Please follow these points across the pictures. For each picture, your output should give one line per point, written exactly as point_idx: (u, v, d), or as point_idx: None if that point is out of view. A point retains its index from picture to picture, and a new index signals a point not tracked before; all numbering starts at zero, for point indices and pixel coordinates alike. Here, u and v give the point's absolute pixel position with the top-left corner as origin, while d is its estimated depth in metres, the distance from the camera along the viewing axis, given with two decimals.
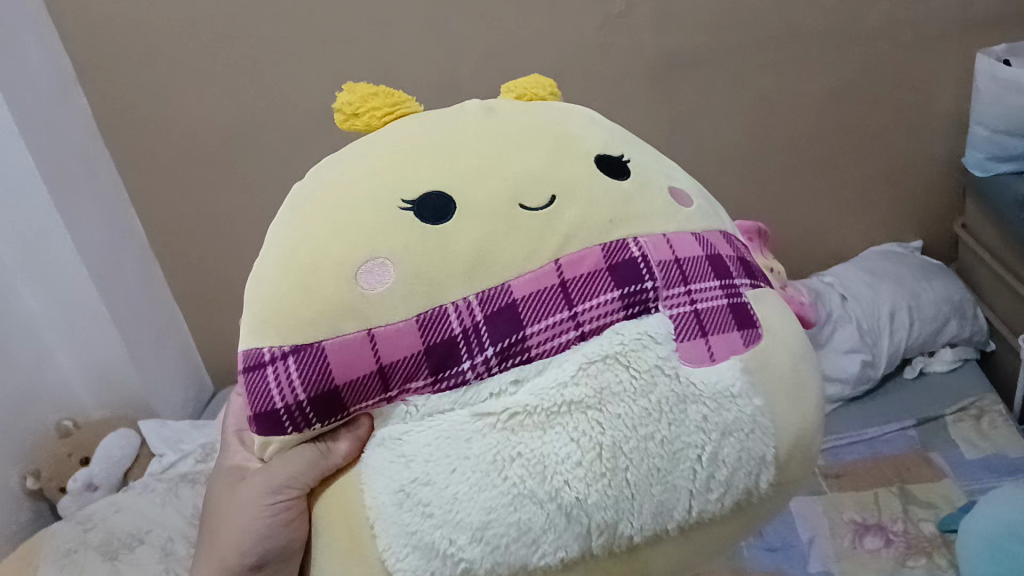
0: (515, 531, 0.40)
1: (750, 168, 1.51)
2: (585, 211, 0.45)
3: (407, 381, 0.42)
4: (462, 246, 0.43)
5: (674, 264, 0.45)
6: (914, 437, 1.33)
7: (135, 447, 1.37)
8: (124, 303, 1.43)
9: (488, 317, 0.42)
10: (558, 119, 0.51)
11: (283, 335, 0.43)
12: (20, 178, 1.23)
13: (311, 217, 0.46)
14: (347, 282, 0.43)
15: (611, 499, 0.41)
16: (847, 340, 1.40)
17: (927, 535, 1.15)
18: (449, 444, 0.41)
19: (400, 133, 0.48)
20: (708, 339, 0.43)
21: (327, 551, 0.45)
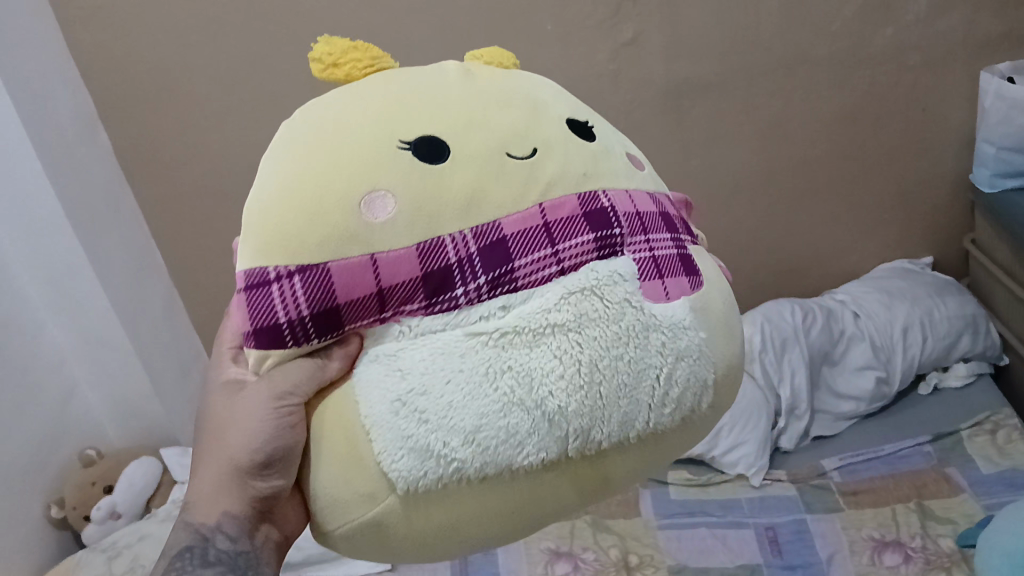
0: (503, 435, 0.46)
1: (760, 186, 1.52)
2: (562, 166, 0.52)
3: (402, 304, 0.48)
4: (458, 184, 0.49)
5: (637, 216, 0.52)
6: (930, 453, 1.33)
7: (157, 475, 1.40)
8: (148, 337, 1.46)
9: (480, 249, 0.48)
10: (529, 86, 0.57)
11: (288, 255, 0.47)
12: (51, 221, 1.27)
13: (311, 151, 0.50)
14: (352, 211, 0.48)
15: (588, 409, 0.46)
16: (861, 356, 1.42)
17: (946, 550, 1.15)
18: (444, 358, 0.46)
19: (393, 83, 0.53)
20: (665, 281, 0.50)
21: (324, 457, 0.49)
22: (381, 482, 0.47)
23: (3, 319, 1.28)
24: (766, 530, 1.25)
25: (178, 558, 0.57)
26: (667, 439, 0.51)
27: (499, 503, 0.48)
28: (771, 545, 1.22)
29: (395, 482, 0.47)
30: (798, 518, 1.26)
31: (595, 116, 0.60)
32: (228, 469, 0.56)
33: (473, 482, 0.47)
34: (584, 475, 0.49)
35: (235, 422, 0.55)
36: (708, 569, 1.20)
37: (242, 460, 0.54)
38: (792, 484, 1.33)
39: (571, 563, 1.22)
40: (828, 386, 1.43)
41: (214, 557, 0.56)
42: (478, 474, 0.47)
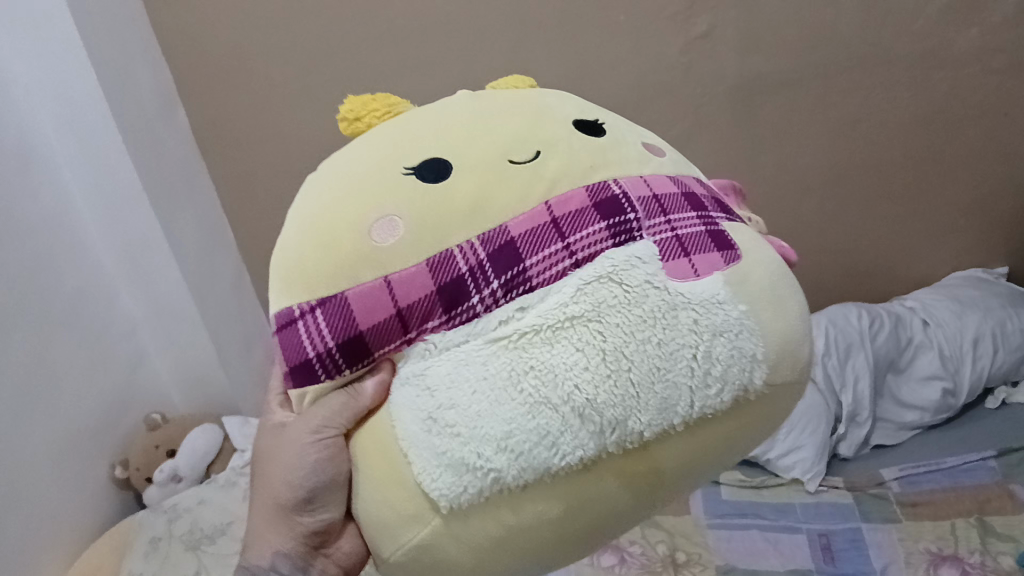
0: (535, 437, 0.43)
1: (829, 190, 1.50)
2: (566, 161, 0.51)
3: (423, 321, 0.47)
4: (462, 196, 0.48)
5: (653, 200, 0.50)
6: (994, 468, 1.28)
7: (219, 441, 1.44)
8: (216, 309, 1.50)
9: (490, 255, 0.47)
10: (535, 98, 0.57)
11: (305, 294, 0.49)
12: (125, 190, 1.30)
13: (325, 193, 0.52)
14: (363, 237, 0.48)
15: (619, 398, 0.43)
16: (928, 366, 1.39)
17: (1006, 568, 1.11)
18: (467, 369, 0.45)
19: (399, 123, 0.54)
20: (691, 258, 0.47)
21: (365, 482, 0.49)
22: (424, 503, 0.46)
23: (78, 288, 1.32)
24: (819, 536, 1.24)
25: None
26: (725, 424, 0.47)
27: (543, 510, 0.46)
28: (823, 551, 1.21)
29: (438, 501, 0.46)
30: (853, 527, 1.24)
31: (604, 112, 0.60)
32: (274, 506, 0.54)
33: (514, 491, 0.45)
34: (634, 471, 0.46)
35: (279, 456, 0.53)
36: (758, 569, 1.19)
37: (288, 496, 0.53)
38: (848, 490, 1.31)
39: (618, 556, 1.21)
40: (893, 395, 1.40)
41: None
42: (518, 482, 0.44)
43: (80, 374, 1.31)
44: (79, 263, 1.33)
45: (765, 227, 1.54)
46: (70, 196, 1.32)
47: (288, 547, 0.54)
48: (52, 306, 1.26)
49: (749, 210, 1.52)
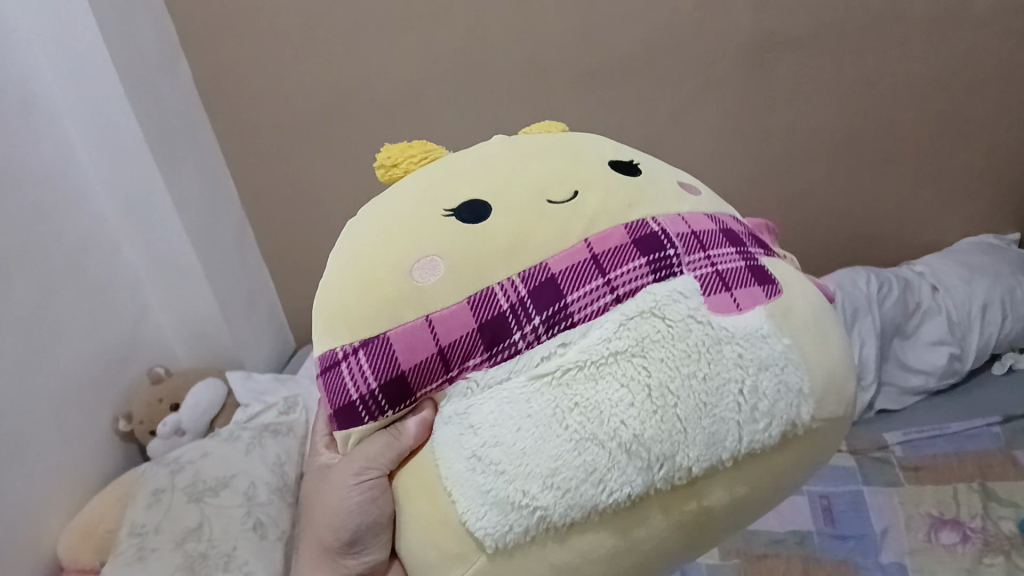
0: (582, 474, 0.45)
1: (840, 153, 1.48)
2: (602, 199, 0.53)
3: (465, 360, 0.49)
4: (500, 235, 0.51)
5: (692, 236, 0.51)
6: (999, 434, 1.28)
7: (222, 396, 1.44)
8: (219, 263, 1.49)
9: (530, 291, 0.49)
10: (571, 142, 0.60)
11: (351, 333, 0.52)
12: (127, 140, 1.28)
13: (367, 234, 0.55)
14: (405, 277, 0.51)
15: (666, 434, 0.45)
16: (935, 331, 1.38)
17: (1007, 534, 1.12)
18: (512, 407, 0.47)
19: (437, 169, 0.57)
20: (733, 292, 0.48)
21: (411, 522, 0.51)
22: (470, 543, 0.48)
23: (80, 240, 1.31)
24: (820, 498, 1.24)
25: None
26: (770, 456, 0.48)
27: (589, 547, 0.47)
28: (824, 514, 1.21)
29: (483, 540, 0.47)
30: (855, 490, 1.24)
31: (641, 156, 0.62)
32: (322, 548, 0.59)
33: (560, 528, 0.47)
34: (681, 506, 0.48)
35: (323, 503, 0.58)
36: (757, 531, 1.20)
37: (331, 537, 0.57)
38: (850, 454, 1.31)
39: None
40: (899, 359, 1.38)
41: None
42: (565, 519, 0.46)
43: (83, 326, 1.31)
44: (82, 214, 1.32)
45: (774, 189, 1.52)
46: (72, 147, 1.30)
47: None
48: (53, 257, 1.25)
49: (759, 172, 1.50)
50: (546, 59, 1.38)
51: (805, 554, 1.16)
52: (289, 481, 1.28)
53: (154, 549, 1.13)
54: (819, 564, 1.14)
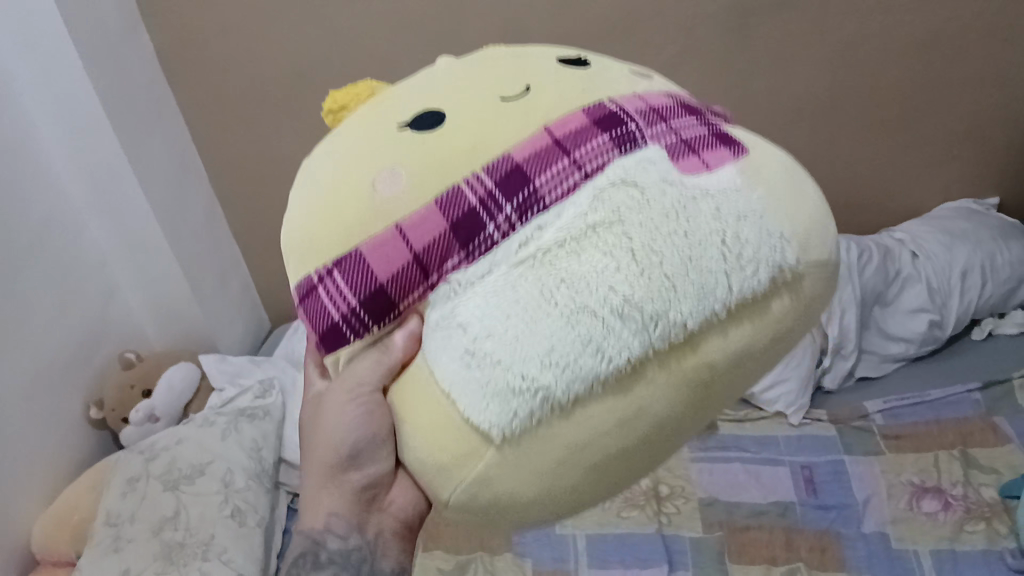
0: (580, 345, 0.43)
1: (821, 118, 1.45)
2: (557, 88, 0.51)
3: (443, 262, 0.47)
4: (461, 137, 0.48)
5: (651, 111, 0.50)
6: (979, 400, 1.28)
7: (196, 379, 1.41)
8: (189, 242, 1.46)
9: (497, 182, 0.47)
10: (514, 46, 0.58)
11: (321, 260, 0.49)
12: (90, 117, 1.24)
13: (323, 165, 0.52)
14: (368, 194, 0.49)
15: (657, 292, 0.43)
16: (915, 299, 1.36)
17: (987, 501, 1.13)
18: (497, 295, 0.44)
19: (384, 92, 0.55)
20: (701, 155, 0.48)
21: (413, 432, 0.48)
22: (475, 440, 0.45)
23: (46, 217, 1.28)
24: (802, 468, 1.24)
25: (296, 562, 0.64)
26: (762, 303, 0.47)
27: (596, 424, 0.45)
28: (805, 485, 1.21)
29: (488, 435, 0.45)
30: (836, 459, 1.24)
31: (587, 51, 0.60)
32: (326, 471, 0.62)
33: (566, 408, 0.44)
34: (681, 370, 0.46)
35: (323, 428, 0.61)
36: (739, 503, 1.19)
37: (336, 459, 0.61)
38: (832, 424, 1.31)
39: None
40: (880, 327, 1.37)
41: (327, 558, 0.63)
42: (569, 396, 0.44)
43: (52, 310, 1.27)
44: (45, 192, 1.28)
45: None
46: (33, 125, 1.26)
47: (341, 507, 0.63)
48: (19, 235, 1.21)
49: None
50: (524, 26, 1.34)
51: (787, 524, 1.16)
52: (267, 465, 1.25)
53: (131, 539, 1.11)
54: (800, 533, 1.14)
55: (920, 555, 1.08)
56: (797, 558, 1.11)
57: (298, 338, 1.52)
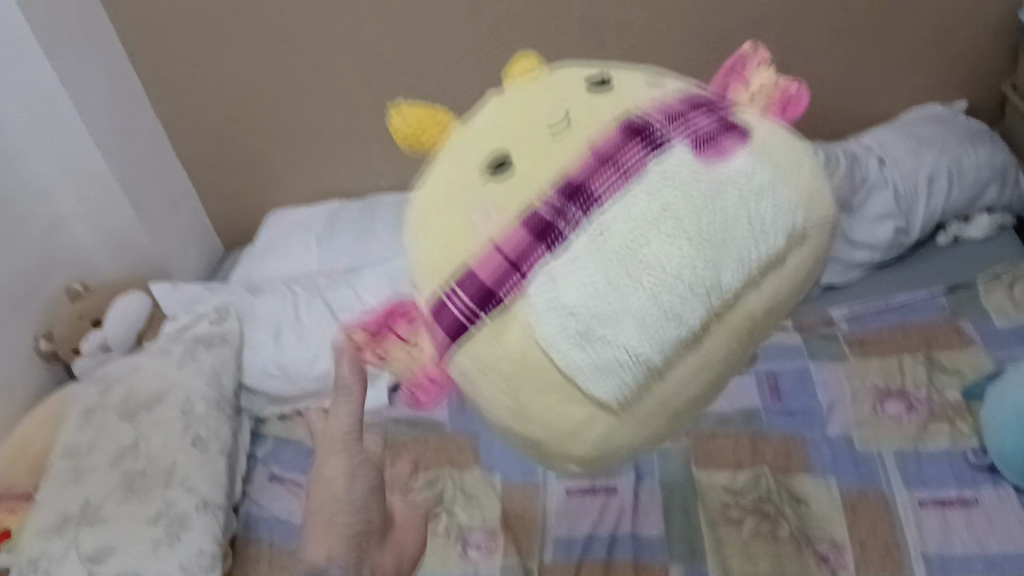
0: (667, 317, 0.46)
1: (788, 23, 1.42)
2: (597, 108, 0.51)
3: (536, 261, 0.47)
4: (529, 167, 0.49)
5: (676, 114, 0.51)
6: (944, 305, 1.29)
7: (148, 309, 1.34)
8: (134, 165, 1.39)
9: (565, 197, 0.47)
10: (545, 69, 0.58)
11: (441, 281, 0.50)
12: (18, 39, 1.20)
13: (418, 226, 0.53)
14: (468, 230, 0.49)
15: (713, 264, 0.46)
16: (881, 205, 1.35)
17: (951, 403, 1.14)
18: (575, 275, 0.46)
19: (450, 142, 0.56)
20: (716, 144, 0.49)
21: (517, 419, 0.50)
22: (592, 407, 0.48)
23: None
24: (767, 377, 1.23)
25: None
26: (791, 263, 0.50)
27: (679, 390, 0.49)
28: (771, 392, 1.21)
29: (603, 407, 0.48)
30: (801, 366, 1.24)
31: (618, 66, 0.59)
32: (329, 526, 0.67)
33: (661, 378, 0.48)
34: (740, 330, 0.49)
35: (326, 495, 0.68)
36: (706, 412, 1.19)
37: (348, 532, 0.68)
38: (798, 333, 1.30)
39: None
40: (846, 234, 1.35)
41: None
42: (663, 364, 0.47)
43: None
44: None
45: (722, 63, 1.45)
46: None
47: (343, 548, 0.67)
48: None
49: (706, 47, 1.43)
50: None
51: (755, 431, 1.16)
52: (227, 393, 1.21)
53: (90, 469, 1.08)
54: (768, 440, 1.14)
55: (884, 456, 1.10)
56: (763, 462, 1.11)
57: (258, 263, 1.46)
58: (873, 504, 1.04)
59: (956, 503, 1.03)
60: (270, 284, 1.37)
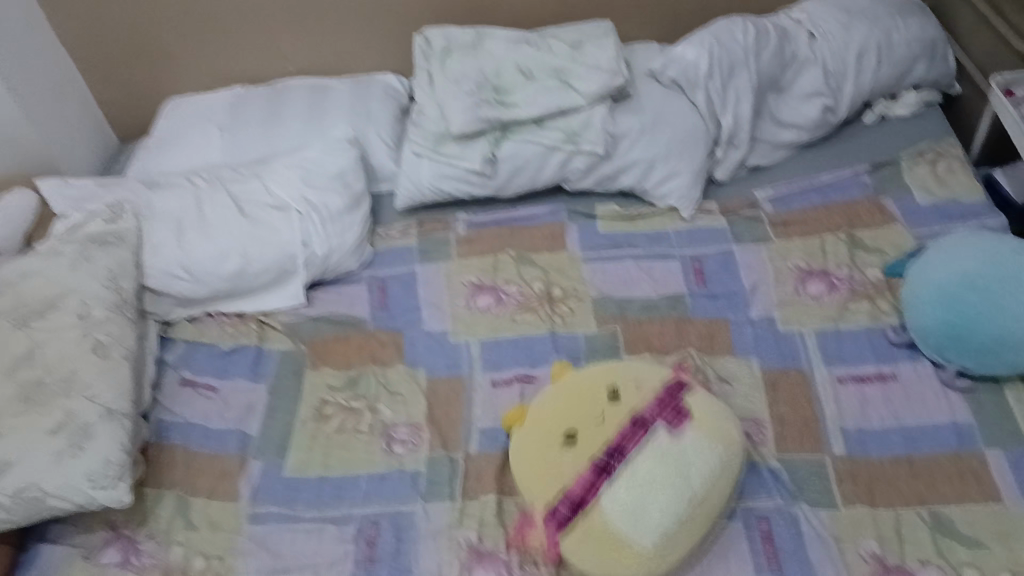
0: (672, 523, 0.83)
1: None
2: (620, 404, 0.92)
3: (597, 484, 0.86)
4: (590, 438, 0.90)
5: (659, 411, 0.90)
6: (868, 184, 1.28)
7: (35, 206, 1.26)
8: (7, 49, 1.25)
9: (608, 457, 0.87)
10: (582, 375, 0.98)
11: (538, 501, 0.89)
12: None
13: (520, 452, 0.94)
14: (558, 476, 0.89)
15: (693, 469, 0.86)
16: (811, 83, 1.32)
17: (872, 281, 1.14)
18: (624, 497, 0.84)
19: (534, 409, 0.97)
20: (674, 424, 0.89)
21: (598, 561, 0.85)
22: (644, 557, 0.83)
23: None
24: (692, 262, 1.22)
25: None
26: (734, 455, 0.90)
27: (684, 531, 0.84)
28: (695, 276, 1.20)
29: (652, 557, 0.83)
30: (725, 250, 1.22)
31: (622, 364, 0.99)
32: None
33: (675, 545, 0.84)
34: (711, 490, 0.86)
35: None
36: (632, 298, 1.17)
37: None
38: (722, 215, 1.28)
39: (494, 296, 1.20)
40: (772, 113, 1.33)
41: None
42: (676, 540, 0.84)
43: None
44: None
45: None
46: None
47: None
48: None
49: None
50: None
51: (680, 316, 1.15)
52: (127, 296, 1.12)
53: None
54: (693, 324, 1.13)
55: (805, 335, 1.10)
56: (688, 346, 1.11)
57: (158, 155, 1.36)
58: (793, 382, 1.05)
59: (875, 378, 1.04)
60: (169, 177, 1.28)
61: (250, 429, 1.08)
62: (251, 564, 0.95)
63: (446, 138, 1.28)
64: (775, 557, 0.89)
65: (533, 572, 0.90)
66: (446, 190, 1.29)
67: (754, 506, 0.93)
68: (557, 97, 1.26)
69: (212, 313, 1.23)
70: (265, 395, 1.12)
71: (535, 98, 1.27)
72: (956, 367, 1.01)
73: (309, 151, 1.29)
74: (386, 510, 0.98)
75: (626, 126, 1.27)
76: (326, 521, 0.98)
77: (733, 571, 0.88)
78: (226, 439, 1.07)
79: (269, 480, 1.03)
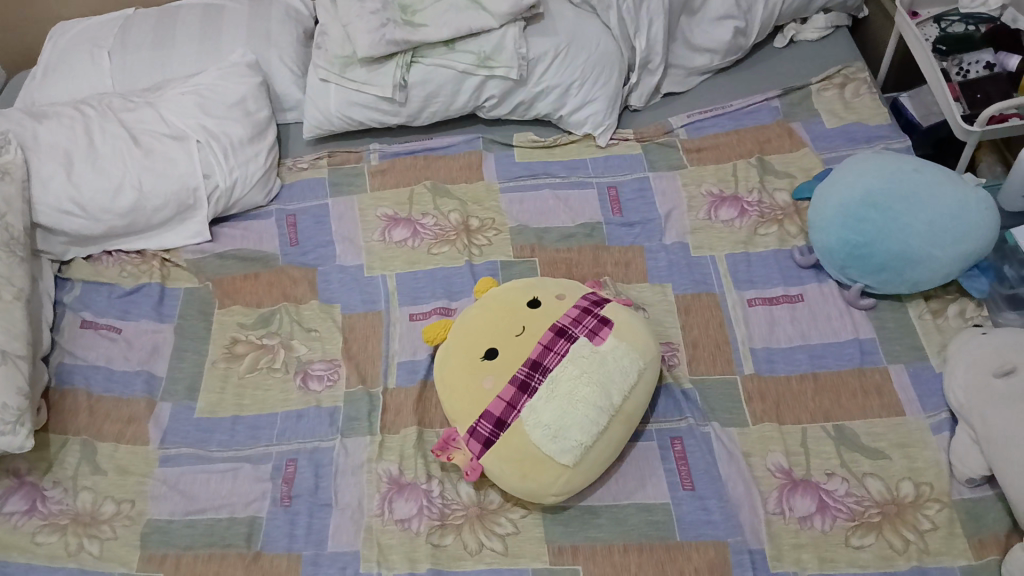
0: (591, 435, 0.84)
1: None
2: (542, 317, 0.92)
3: (520, 400, 0.87)
4: (510, 353, 0.90)
5: (579, 324, 0.91)
6: (778, 109, 1.29)
7: None
8: None
9: (530, 372, 0.88)
10: (503, 290, 0.97)
11: (460, 419, 0.89)
12: None
13: (442, 367, 0.93)
14: (479, 390, 0.89)
15: (612, 381, 0.86)
16: (722, 5, 1.30)
17: (780, 205, 1.16)
18: (543, 411, 0.85)
19: (454, 325, 0.96)
20: (596, 335, 0.90)
21: (518, 476, 0.85)
22: (562, 467, 0.85)
23: None
24: (608, 189, 1.21)
25: None
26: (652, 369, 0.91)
27: (602, 441, 0.86)
28: (612, 205, 1.19)
29: (570, 467, 0.85)
30: (640, 176, 1.23)
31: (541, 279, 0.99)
32: None
33: (592, 455, 0.86)
34: (628, 402, 0.88)
35: None
36: (549, 229, 1.17)
37: None
38: (638, 143, 1.27)
39: (409, 228, 1.18)
40: (685, 37, 1.32)
41: None
42: (594, 450, 0.86)
43: None
44: None
45: None
46: None
47: None
48: None
49: None
50: None
51: (596, 244, 1.15)
52: (17, 234, 1.06)
53: None
54: (608, 252, 1.13)
55: (717, 260, 1.11)
56: (603, 274, 1.11)
57: (43, 85, 1.29)
58: (704, 305, 1.07)
59: (783, 300, 1.06)
60: (54, 107, 1.19)
61: (157, 371, 1.05)
62: (165, 507, 0.93)
63: (353, 64, 1.24)
64: (688, 476, 0.91)
65: (453, 501, 0.91)
66: (356, 117, 1.27)
67: (664, 428, 0.96)
68: (466, 18, 1.21)
69: (111, 251, 1.18)
70: (172, 336, 1.08)
71: (443, 18, 1.21)
72: (861, 287, 1.03)
73: (205, 77, 1.22)
74: (303, 446, 0.97)
75: (539, 49, 1.23)
76: (240, 461, 0.96)
77: (647, 491, 0.90)
78: (132, 381, 1.03)
79: (179, 421, 1.00)
